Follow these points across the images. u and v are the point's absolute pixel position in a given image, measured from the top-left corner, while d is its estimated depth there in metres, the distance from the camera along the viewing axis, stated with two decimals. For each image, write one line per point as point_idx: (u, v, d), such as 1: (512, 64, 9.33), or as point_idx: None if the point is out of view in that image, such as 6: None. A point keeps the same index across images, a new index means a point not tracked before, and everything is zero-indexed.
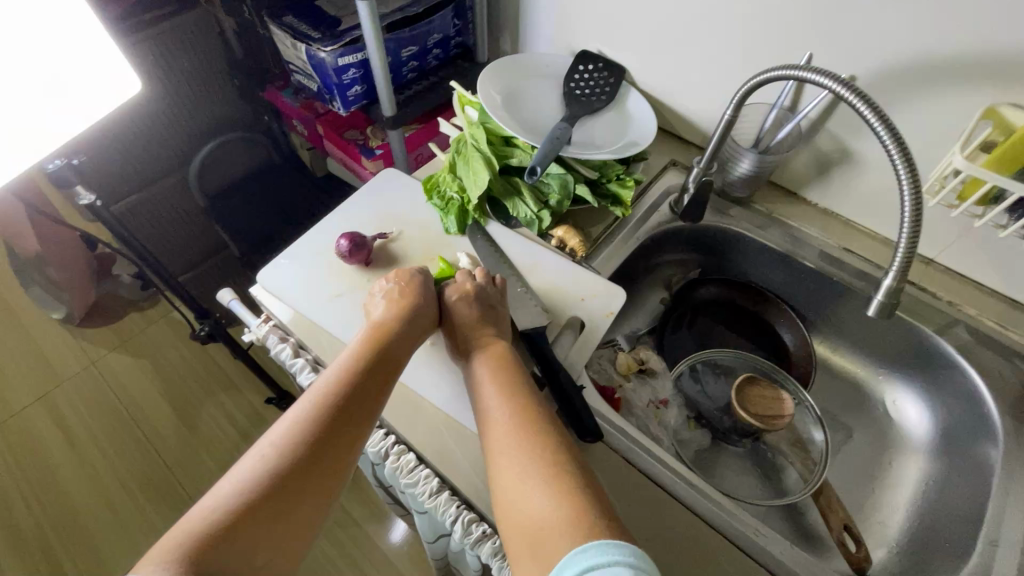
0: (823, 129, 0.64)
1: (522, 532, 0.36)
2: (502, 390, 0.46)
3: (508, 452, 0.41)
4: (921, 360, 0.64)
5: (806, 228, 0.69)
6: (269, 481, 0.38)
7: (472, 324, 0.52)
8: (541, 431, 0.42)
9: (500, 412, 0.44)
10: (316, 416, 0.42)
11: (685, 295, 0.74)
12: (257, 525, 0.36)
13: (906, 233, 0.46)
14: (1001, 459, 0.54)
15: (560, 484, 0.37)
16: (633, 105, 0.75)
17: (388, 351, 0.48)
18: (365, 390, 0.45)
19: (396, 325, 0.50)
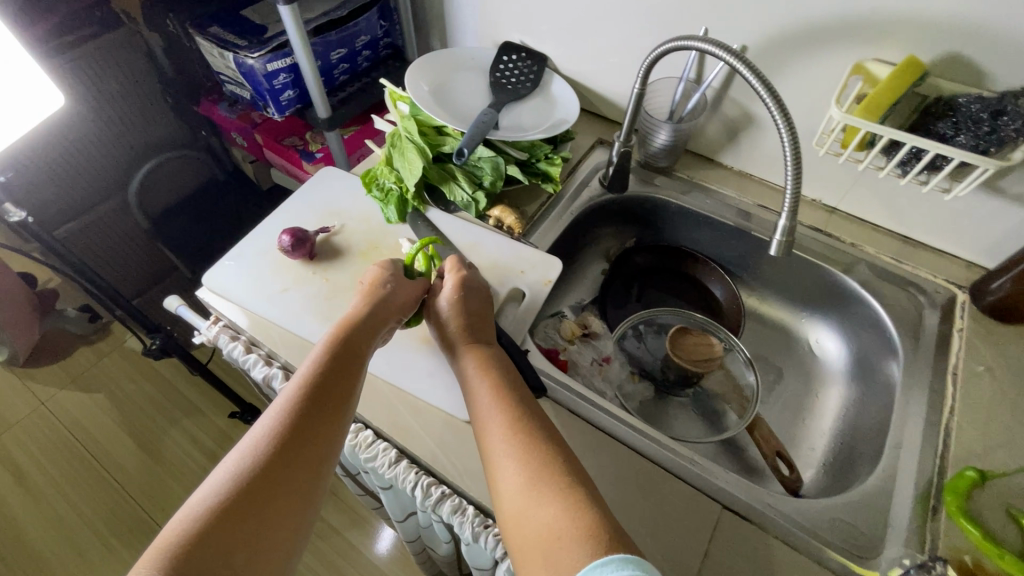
0: (727, 98, 0.70)
1: (534, 541, 0.37)
2: (496, 395, 0.47)
3: (511, 459, 0.42)
4: (833, 298, 0.70)
5: (723, 190, 0.75)
6: (249, 484, 0.38)
7: (461, 321, 0.53)
8: (542, 435, 0.43)
9: (499, 418, 0.45)
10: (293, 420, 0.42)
11: (622, 264, 0.78)
12: (239, 527, 0.36)
13: (792, 177, 0.51)
14: (903, 374, 0.60)
15: (571, 491, 0.39)
16: (557, 89, 0.80)
17: (359, 347, 0.49)
18: (341, 388, 0.46)
19: (368, 322, 0.51)
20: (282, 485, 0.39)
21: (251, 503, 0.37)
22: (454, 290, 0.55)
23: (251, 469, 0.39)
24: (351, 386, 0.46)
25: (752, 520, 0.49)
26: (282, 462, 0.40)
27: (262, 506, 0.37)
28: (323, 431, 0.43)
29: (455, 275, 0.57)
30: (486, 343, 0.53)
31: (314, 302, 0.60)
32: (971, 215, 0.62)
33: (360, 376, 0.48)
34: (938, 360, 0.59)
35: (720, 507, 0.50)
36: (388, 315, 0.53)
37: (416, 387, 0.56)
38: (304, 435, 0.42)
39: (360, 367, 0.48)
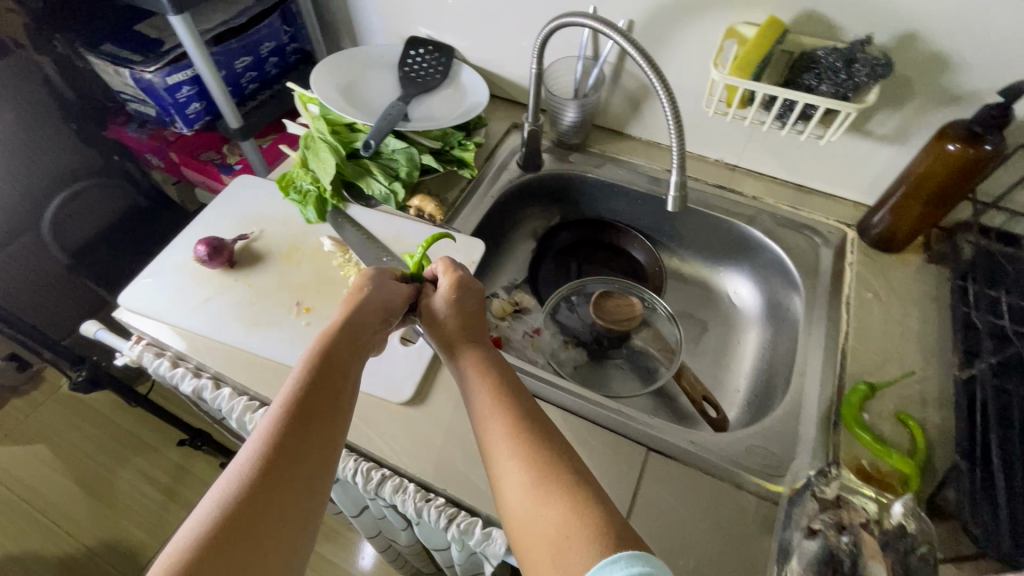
0: (625, 71, 0.73)
1: (542, 544, 0.35)
2: (495, 396, 0.44)
3: (514, 462, 0.40)
4: (742, 250, 0.75)
5: (634, 159, 0.79)
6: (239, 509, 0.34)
7: (457, 320, 0.51)
8: (546, 436, 0.41)
9: (498, 420, 0.43)
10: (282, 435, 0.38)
11: (548, 241, 0.81)
12: (231, 557, 0.32)
13: (676, 136, 0.55)
14: (806, 309, 0.65)
15: (579, 491, 0.37)
16: (467, 79, 0.82)
17: (345, 355, 0.45)
18: (330, 401, 0.42)
19: (353, 326, 0.47)
20: (275, 507, 0.35)
21: (240, 537, 0.33)
22: (448, 288, 0.52)
23: (238, 498, 0.34)
24: (339, 394, 0.43)
25: (676, 457, 0.52)
26: (274, 482, 0.36)
27: (252, 539, 0.33)
28: (314, 445, 0.39)
29: (449, 271, 0.54)
30: (483, 341, 0.50)
31: (238, 309, 0.60)
32: (848, 158, 0.68)
33: (349, 384, 0.44)
34: (833, 293, 0.65)
35: (645, 449, 0.53)
36: (374, 318, 0.49)
37: None
38: (295, 450, 0.38)
39: (347, 378, 0.44)
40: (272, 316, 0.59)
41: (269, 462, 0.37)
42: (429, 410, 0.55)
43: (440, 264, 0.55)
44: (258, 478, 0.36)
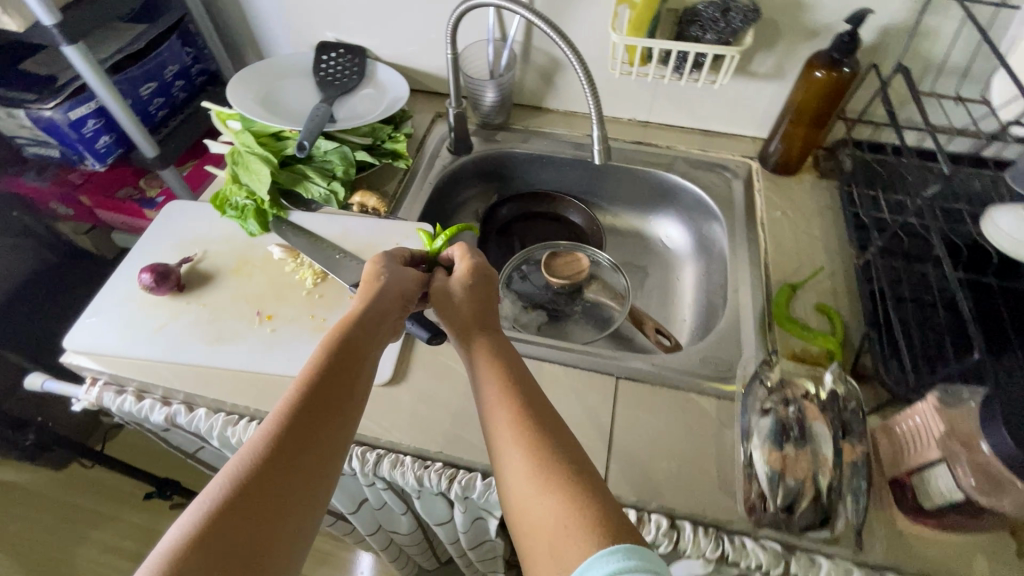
0: (533, 48, 0.78)
1: (541, 535, 0.35)
2: (501, 384, 0.44)
3: (516, 452, 0.39)
4: (665, 195, 0.82)
5: (555, 130, 0.84)
6: (252, 488, 0.35)
7: (470, 305, 0.51)
8: (553, 426, 0.41)
9: (503, 408, 0.42)
10: (292, 421, 0.39)
11: (490, 219, 0.85)
12: (242, 532, 0.34)
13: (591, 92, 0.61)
14: (728, 235, 0.73)
15: (579, 485, 0.37)
16: (383, 76, 0.84)
17: (356, 343, 0.46)
18: (340, 389, 0.43)
19: (369, 314, 0.48)
20: (285, 489, 0.36)
21: (245, 518, 0.34)
22: (465, 274, 0.53)
23: (248, 481, 0.35)
24: (350, 383, 0.43)
25: (641, 381, 0.57)
26: (285, 464, 0.37)
27: (259, 520, 0.34)
28: (326, 432, 0.40)
29: (467, 257, 0.55)
30: (495, 328, 0.50)
31: (198, 329, 0.59)
32: (739, 98, 0.76)
33: (361, 373, 0.44)
34: (747, 217, 0.73)
35: (614, 378, 0.58)
36: (389, 305, 0.50)
37: None
38: (307, 434, 0.39)
39: (356, 370, 0.44)
40: (232, 329, 0.59)
41: (278, 449, 0.38)
42: (409, 386, 0.57)
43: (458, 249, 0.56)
44: (266, 462, 0.37)
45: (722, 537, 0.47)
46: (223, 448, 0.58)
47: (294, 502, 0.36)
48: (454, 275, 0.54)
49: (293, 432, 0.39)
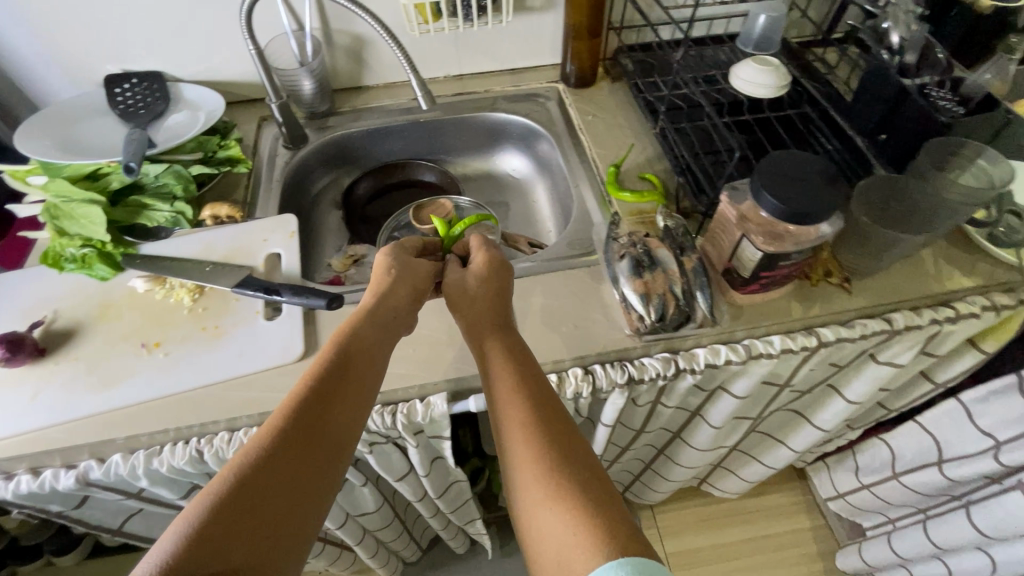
0: (333, 31, 0.82)
1: (552, 549, 0.39)
2: (518, 395, 0.47)
3: (530, 466, 0.43)
4: (498, 133, 0.91)
5: (382, 103, 0.89)
6: (270, 470, 0.39)
7: (484, 304, 0.55)
8: (563, 441, 0.45)
9: (519, 419, 0.46)
10: (302, 413, 0.43)
11: (350, 199, 0.88)
12: (261, 512, 0.37)
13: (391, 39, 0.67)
14: (557, 146, 0.84)
15: (590, 500, 0.40)
16: (190, 93, 0.81)
17: (363, 339, 0.49)
18: (348, 387, 0.46)
19: (379, 320, 0.52)
20: (297, 476, 0.40)
21: (260, 503, 0.38)
22: (482, 271, 0.58)
23: (266, 469, 0.39)
24: (357, 383, 0.47)
25: (525, 276, 0.66)
26: (298, 452, 0.41)
27: (274, 503, 0.38)
28: (334, 424, 0.44)
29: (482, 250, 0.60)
30: (506, 332, 0.54)
31: (78, 382, 0.56)
32: (527, 32, 0.87)
33: (368, 372, 0.48)
34: (567, 128, 0.85)
35: None
36: (397, 305, 0.54)
37: (233, 369, 0.57)
38: (318, 428, 0.43)
39: (367, 381, 0.48)
40: (120, 369, 0.57)
41: (295, 447, 0.41)
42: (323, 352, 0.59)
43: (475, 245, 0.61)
44: (282, 453, 0.40)
45: (626, 365, 0.59)
46: (154, 487, 0.57)
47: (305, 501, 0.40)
48: (468, 274, 0.58)
49: (306, 432, 0.42)
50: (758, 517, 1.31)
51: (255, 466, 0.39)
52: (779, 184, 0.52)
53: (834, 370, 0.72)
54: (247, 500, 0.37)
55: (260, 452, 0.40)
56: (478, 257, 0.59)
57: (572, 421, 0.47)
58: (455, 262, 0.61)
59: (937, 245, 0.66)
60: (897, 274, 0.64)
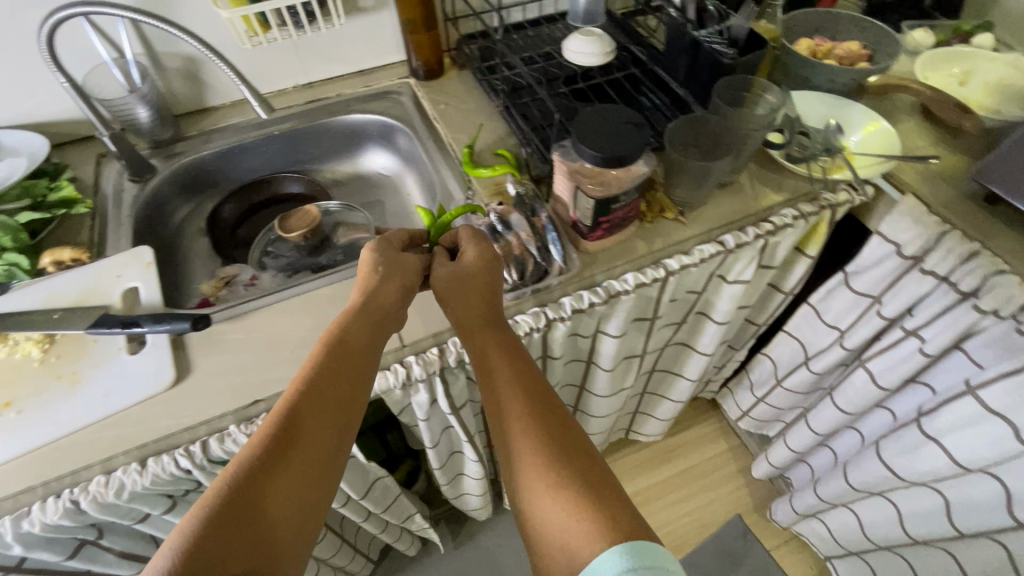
0: (159, 53, 0.80)
1: (556, 538, 0.42)
2: (514, 394, 0.51)
3: (529, 460, 0.47)
4: (359, 134, 0.92)
5: (232, 121, 0.87)
6: (263, 474, 0.42)
7: (473, 301, 0.57)
8: (561, 437, 0.48)
9: (517, 416, 0.49)
10: (291, 420, 0.45)
11: (216, 225, 0.85)
12: (258, 513, 0.41)
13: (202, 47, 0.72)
14: (415, 137, 0.87)
15: (590, 492, 0.43)
16: (8, 140, 0.76)
17: (350, 343, 0.52)
18: (337, 393, 0.49)
19: (368, 330, 0.54)
20: (288, 481, 0.43)
21: (255, 512, 0.40)
22: (473, 265, 0.58)
23: (261, 478, 0.42)
24: (345, 389, 0.49)
25: None
26: (291, 457, 0.44)
27: (271, 511, 0.41)
28: (323, 428, 0.46)
29: (472, 240, 0.60)
30: (497, 329, 0.57)
31: None
32: (366, 32, 0.89)
33: (356, 376, 0.51)
34: (423, 119, 0.88)
35: None
36: (385, 310, 0.56)
37: (99, 410, 0.55)
38: (307, 435, 0.45)
39: (358, 391, 0.50)
40: None
41: (291, 458, 0.44)
42: (198, 374, 0.58)
43: (464, 236, 0.61)
44: (275, 463, 0.43)
45: None
46: (33, 551, 0.53)
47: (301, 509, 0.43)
48: (457, 266, 0.59)
49: (298, 442, 0.45)
50: (683, 451, 1.42)
51: (248, 476, 0.41)
52: (590, 138, 0.59)
53: (695, 296, 0.80)
54: (243, 509, 0.40)
55: (252, 463, 0.42)
56: (467, 249, 0.60)
57: (566, 412, 0.51)
58: (444, 254, 0.61)
59: (750, 170, 0.76)
60: (721, 201, 0.73)
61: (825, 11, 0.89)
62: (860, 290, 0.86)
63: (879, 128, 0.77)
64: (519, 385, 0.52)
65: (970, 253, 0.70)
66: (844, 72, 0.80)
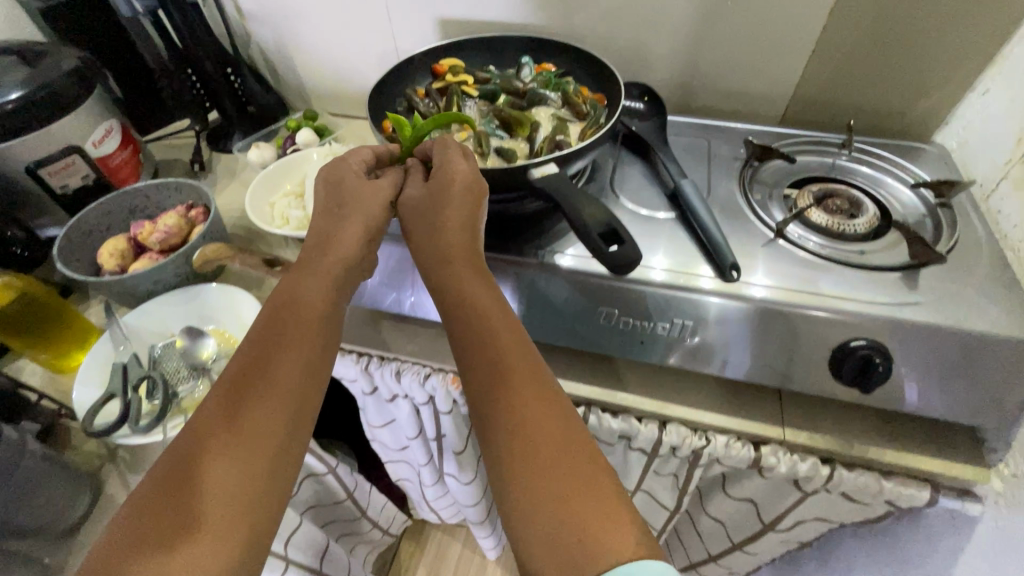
0: None
1: (540, 527, 0.36)
2: (500, 327, 0.45)
3: (525, 408, 0.41)
4: None
5: None
6: (178, 484, 0.36)
7: (427, 222, 0.51)
8: (543, 393, 0.42)
9: (507, 347, 0.44)
10: (215, 424, 0.39)
11: None
12: (166, 530, 0.34)
13: None
14: None
15: (570, 478, 0.37)
16: None
17: (289, 313, 0.46)
18: (278, 389, 0.42)
19: (322, 291, 0.48)
20: (196, 492, 0.36)
21: (197, 499, 0.36)
22: (440, 179, 0.52)
23: (171, 498, 0.36)
24: (287, 387, 0.42)
25: None
26: (207, 463, 0.37)
27: (215, 499, 0.36)
28: (258, 427, 0.39)
29: (440, 150, 0.54)
30: (471, 264, 0.49)
31: None
32: None
33: (298, 359, 0.44)
34: None
35: None
36: (339, 261, 0.50)
37: None
38: (231, 437, 0.39)
39: (315, 379, 0.44)
40: None
41: (207, 478, 0.37)
42: None
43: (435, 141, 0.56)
44: (226, 442, 0.38)
45: None
46: None
47: (260, 483, 0.38)
48: (426, 191, 0.52)
49: (225, 456, 0.38)
50: None
51: (173, 486, 0.36)
52: None
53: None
54: (161, 517, 0.35)
55: (205, 440, 0.38)
56: (447, 161, 0.52)
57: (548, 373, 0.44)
58: (419, 172, 0.56)
59: (118, 462, 0.55)
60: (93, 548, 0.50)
61: (113, 195, 0.71)
62: (379, 422, 0.76)
63: (242, 305, 0.65)
64: (498, 320, 0.46)
65: (397, 370, 0.63)
66: (164, 265, 0.64)
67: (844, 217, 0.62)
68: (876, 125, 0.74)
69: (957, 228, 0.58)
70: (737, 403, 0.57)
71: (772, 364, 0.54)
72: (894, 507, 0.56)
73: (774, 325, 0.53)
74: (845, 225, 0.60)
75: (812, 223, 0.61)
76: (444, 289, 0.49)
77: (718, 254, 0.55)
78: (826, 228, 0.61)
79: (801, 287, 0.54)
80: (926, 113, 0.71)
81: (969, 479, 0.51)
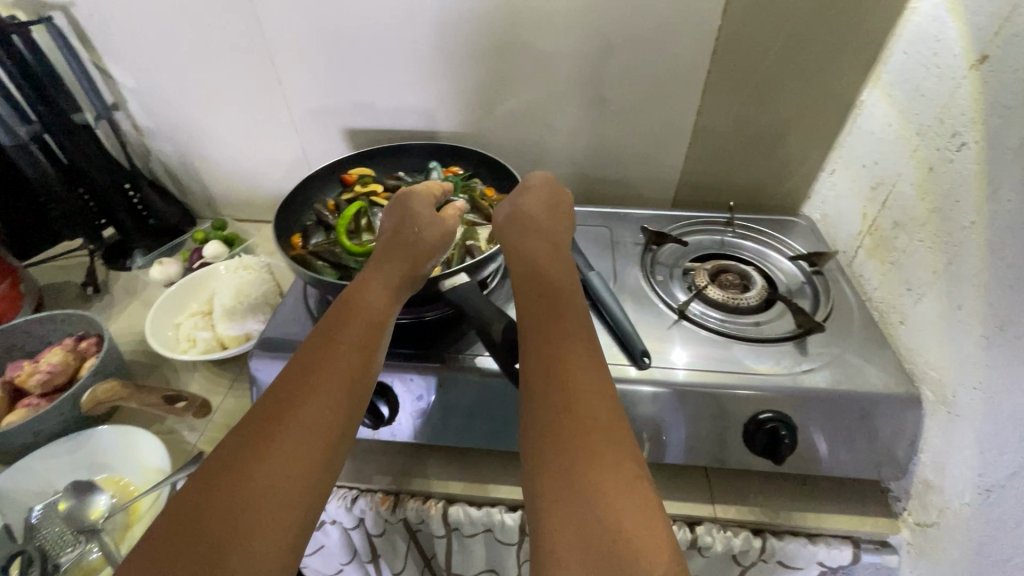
0: None
1: (581, 526, 0.35)
2: (576, 325, 0.47)
3: (590, 396, 0.41)
4: None
5: None
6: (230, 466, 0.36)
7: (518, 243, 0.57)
8: (602, 385, 0.42)
9: (585, 343, 0.46)
10: (273, 408, 0.39)
11: None
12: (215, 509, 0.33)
13: None
14: None
15: (619, 471, 0.37)
16: None
17: (352, 309, 0.48)
18: (335, 379, 0.42)
19: (379, 292, 0.50)
20: (245, 474, 0.35)
21: (247, 481, 0.35)
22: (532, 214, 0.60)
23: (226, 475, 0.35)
24: (345, 380, 0.42)
25: None
26: (263, 446, 0.37)
27: (264, 486, 0.35)
28: (308, 412, 0.39)
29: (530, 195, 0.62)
30: (553, 273, 0.53)
31: None
32: None
33: (353, 351, 0.44)
34: None
35: None
36: (396, 268, 0.53)
37: None
38: (283, 419, 0.39)
39: (366, 373, 0.44)
40: None
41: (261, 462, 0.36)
42: None
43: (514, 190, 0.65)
44: (284, 422, 0.38)
45: None
46: None
47: (305, 469, 0.37)
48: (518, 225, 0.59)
49: (281, 441, 0.37)
50: None
51: (227, 467, 0.36)
52: None
53: None
54: (213, 495, 0.34)
55: (276, 410, 0.39)
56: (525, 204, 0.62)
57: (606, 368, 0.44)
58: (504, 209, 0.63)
59: None
60: None
61: None
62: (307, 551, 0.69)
63: (145, 449, 0.58)
64: (567, 318, 0.48)
65: None
66: (47, 414, 0.58)
67: (736, 291, 0.67)
68: (753, 202, 0.83)
69: (831, 296, 0.65)
70: (667, 486, 0.59)
71: (695, 445, 0.56)
72: (826, 568, 0.58)
73: (693, 406, 0.55)
74: (738, 299, 0.66)
75: (710, 298, 0.66)
76: (524, 291, 0.51)
77: (630, 342, 0.58)
78: (723, 303, 0.66)
79: (709, 365, 0.58)
80: (792, 190, 0.80)
81: (883, 532, 0.55)
